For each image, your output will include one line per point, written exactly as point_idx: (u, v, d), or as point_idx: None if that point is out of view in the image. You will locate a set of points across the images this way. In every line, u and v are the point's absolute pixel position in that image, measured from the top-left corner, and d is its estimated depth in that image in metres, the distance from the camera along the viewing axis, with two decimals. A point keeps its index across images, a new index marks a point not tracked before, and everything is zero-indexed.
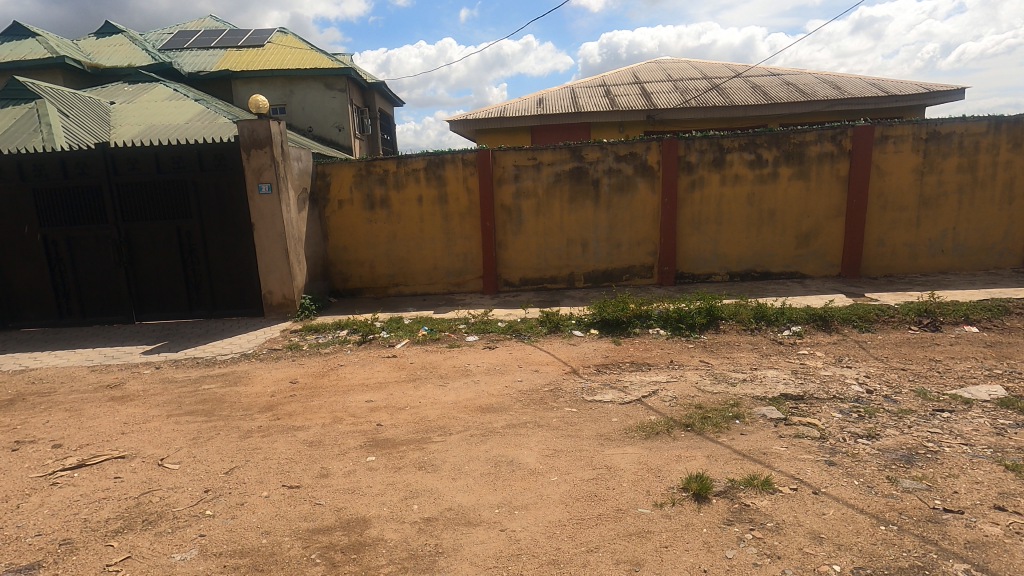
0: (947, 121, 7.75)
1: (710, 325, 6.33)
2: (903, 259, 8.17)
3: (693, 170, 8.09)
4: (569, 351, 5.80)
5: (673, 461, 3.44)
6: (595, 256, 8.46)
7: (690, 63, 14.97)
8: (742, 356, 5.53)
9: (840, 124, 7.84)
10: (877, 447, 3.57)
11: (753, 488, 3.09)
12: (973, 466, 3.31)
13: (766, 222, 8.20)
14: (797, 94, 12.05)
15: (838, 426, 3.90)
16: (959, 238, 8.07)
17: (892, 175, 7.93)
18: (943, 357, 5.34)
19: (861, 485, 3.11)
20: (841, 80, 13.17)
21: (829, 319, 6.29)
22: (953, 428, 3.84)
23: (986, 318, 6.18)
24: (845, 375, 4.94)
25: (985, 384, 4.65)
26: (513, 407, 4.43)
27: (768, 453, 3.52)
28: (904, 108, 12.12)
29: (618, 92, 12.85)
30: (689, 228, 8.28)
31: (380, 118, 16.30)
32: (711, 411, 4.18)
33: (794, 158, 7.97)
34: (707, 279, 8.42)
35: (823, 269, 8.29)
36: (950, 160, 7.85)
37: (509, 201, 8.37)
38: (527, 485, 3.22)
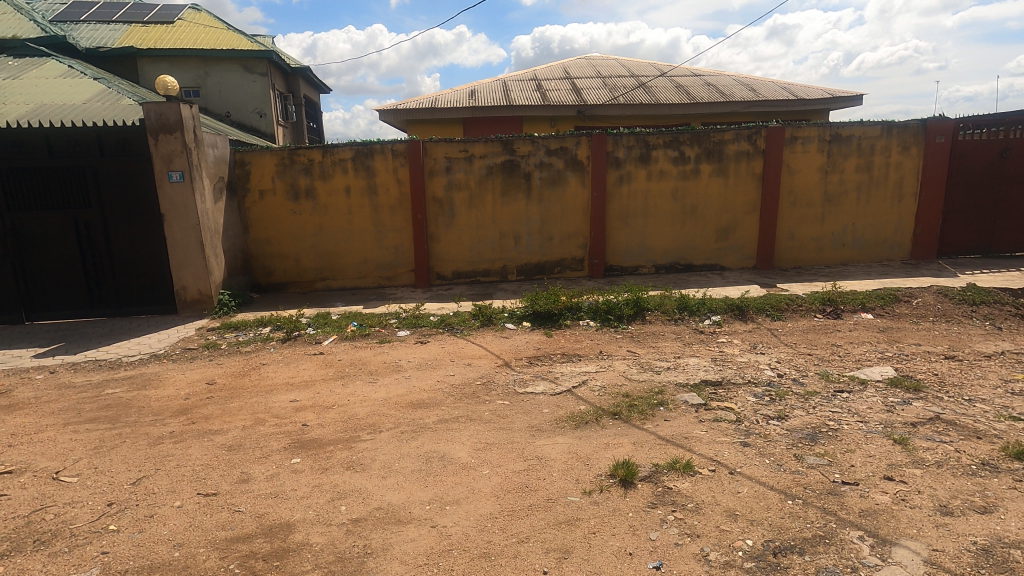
0: (847, 124, 8.39)
1: (637, 317, 6.56)
2: (810, 252, 8.80)
3: (621, 165, 8.32)
4: (501, 345, 5.81)
5: (601, 449, 3.53)
6: (527, 249, 8.53)
7: (617, 61, 15.36)
8: (666, 345, 5.77)
9: (755, 125, 8.32)
10: (786, 427, 3.84)
11: (675, 471, 3.24)
12: (867, 441, 3.63)
13: (689, 216, 8.58)
14: (716, 94, 12.66)
15: (752, 409, 4.16)
16: (857, 232, 8.79)
17: (801, 174, 8.51)
18: (843, 342, 5.82)
19: (772, 464, 3.33)
20: (756, 83, 13.97)
21: (745, 309, 6.67)
22: (851, 407, 4.20)
23: (879, 306, 6.77)
24: (759, 361, 5.27)
25: (878, 366, 5.12)
26: (446, 402, 4.39)
27: (690, 437, 3.69)
28: (810, 111, 13.03)
29: (549, 86, 12.98)
30: (618, 222, 8.52)
31: (305, 105, 15.63)
32: (637, 399, 4.33)
33: (714, 156, 8.37)
34: (634, 271, 8.71)
35: (740, 261, 8.78)
36: (850, 160, 8.52)
37: (441, 193, 8.26)
38: (459, 480, 3.20)
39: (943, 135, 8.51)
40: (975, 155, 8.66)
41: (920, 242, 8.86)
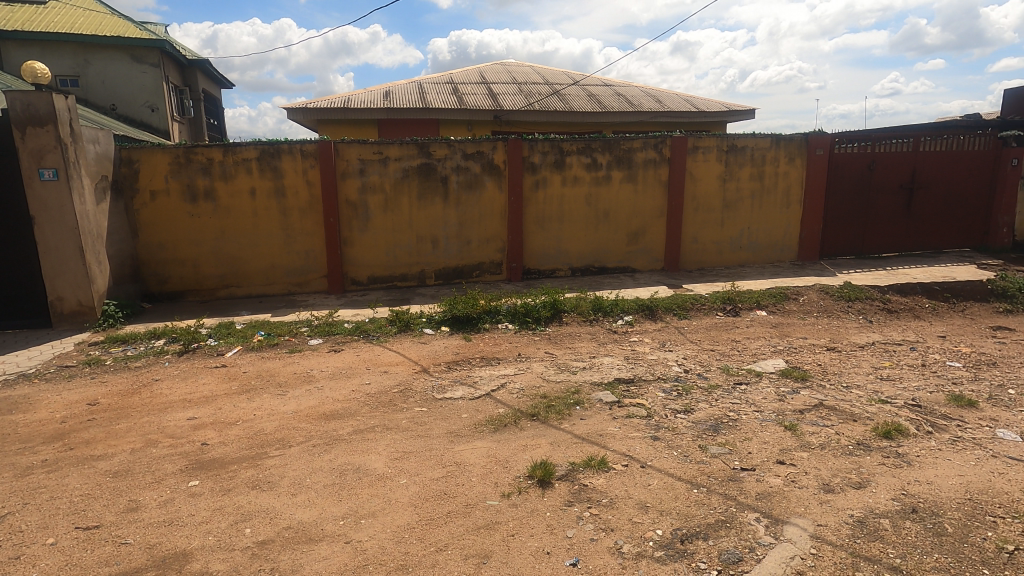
0: (742, 136, 9.06)
1: (554, 318, 6.70)
2: (711, 254, 9.42)
3: (537, 170, 8.48)
4: (419, 350, 5.72)
5: (519, 451, 3.57)
6: (445, 253, 8.47)
7: (533, 68, 15.66)
8: (582, 345, 5.95)
9: (661, 134, 8.78)
10: (692, 420, 4.07)
11: (591, 469, 3.34)
12: (762, 429, 3.93)
13: (602, 221, 8.90)
14: (626, 104, 13.25)
15: (661, 404, 4.37)
16: (752, 236, 9.52)
17: (703, 181, 9.08)
18: (741, 337, 6.27)
19: (679, 455, 3.52)
20: (661, 94, 14.77)
21: (655, 309, 7.00)
22: (749, 398, 4.53)
23: (772, 303, 7.36)
24: (668, 358, 5.56)
25: (771, 359, 5.57)
26: (361, 411, 4.25)
27: (604, 434, 3.82)
28: (710, 123, 13.97)
29: (466, 90, 12.99)
30: (534, 226, 8.67)
31: (204, 100, 14.58)
32: (554, 400, 4.42)
33: (624, 163, 8.74)
34: (551, 274, 8.90)
35: (649, 263, 9.23)
36: (745, 169, 9.21)
37: (354, 196, 8.01)
38: (374, 492, 3.11)
39: (822, 148, 9.41)
40: (848, 166, 9.67)
41: (805, 245, 9.73)
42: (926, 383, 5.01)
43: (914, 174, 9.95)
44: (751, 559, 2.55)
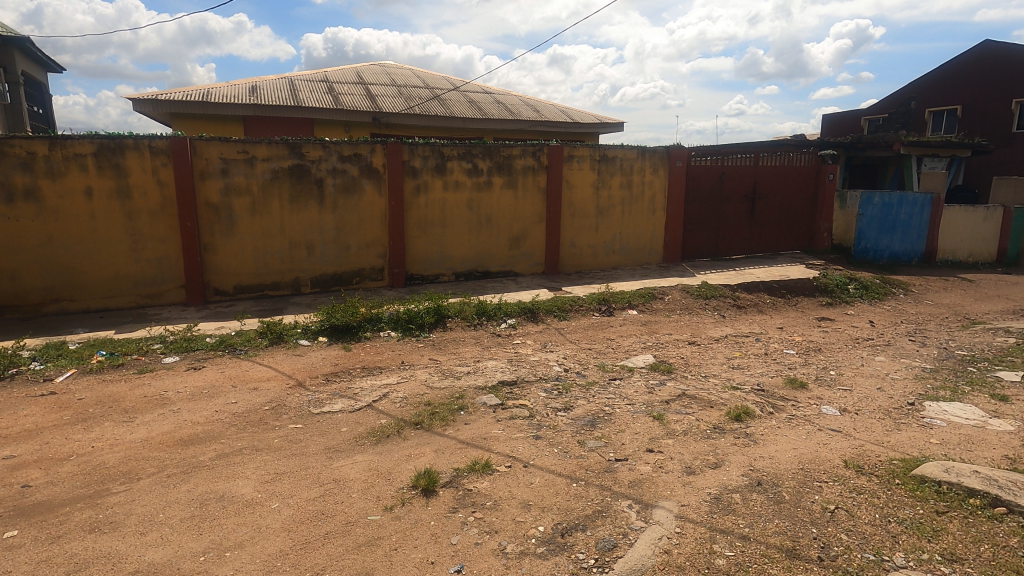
0: (612, 147, 9.67)
1: (438, 324, 6.65)
2: (587, 258, 9.94)
3: (417, 175, 8.38)
4: (294, 363, 5.37)
5: (403, 462, 3.49)
6: (322, 260, 8.05)
7: (412, 71, 15.46)
8: (466, 350, 5.97)
9: (538, 143, 9.10)
10: (571, 416, 4.26)
11: (475, 473, 3.35)
12: (634, 420, 4.21)
13: (484, 226, 9.01)
14: (505, 112, 13.57)
15: (543, 404, 4.52)
16: (623, 241, 10.19)
17: (578, 188, 9.55)
18: (615, 336, 6.69)
19: (559, 452, 3.65)
20: (539, 104, 15.32)
21: (536, 311, 7.22)
22: (622, 392, 4.84)
23: (641, 303, 7.92)
24: (549, 358, 5.76)
25: (641, 354, 6.00)
26: (226, 433, 3.89)
27: (488, 437, 3.86)
28: (584, 133, 14.77)
29: (342, 89, 12.48)
30: (416, 231, 8.56)
31: (24, 84, 12.51)
32: (439, 407, 4.38)
33: (504, 169, 8.93)
34: (434, 280, 8.83)
35: (530, 267, 9.51)
36: (615, 177, 9.84)
37: (216, 198, 7.34)
38: (242, 520, 2.86)
39: (681, 160, 10.32)
40: (702, 177, 10.71)
41: (669, 248, 10.62)
42: (768, 369, 5.70)
43: (756, 185, 11.29)
44: (625, 544, 2.71)
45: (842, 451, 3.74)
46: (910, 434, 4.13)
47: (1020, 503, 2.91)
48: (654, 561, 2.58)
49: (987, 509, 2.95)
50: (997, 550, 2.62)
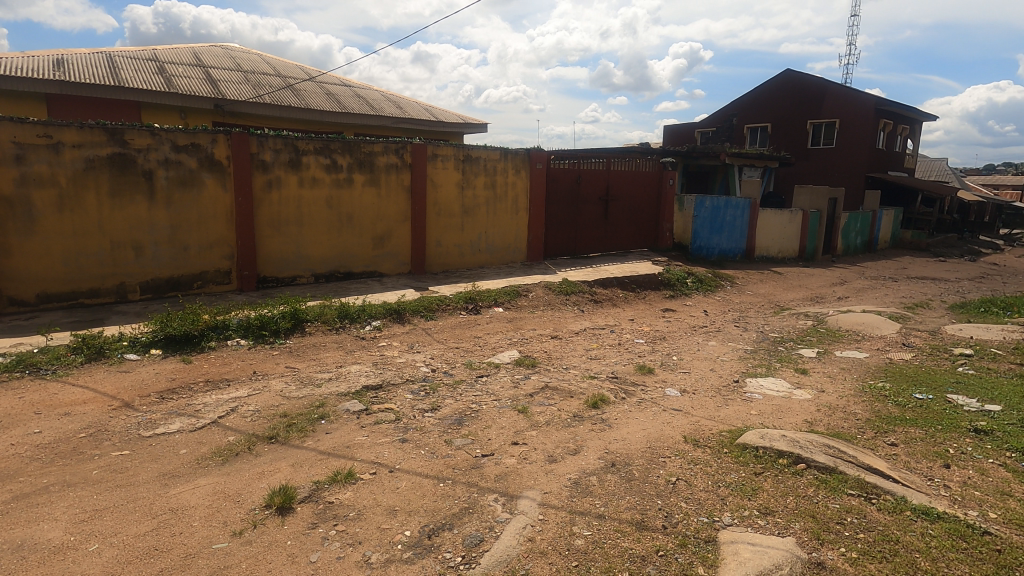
0: (476, 147, 9.79)
1: (295, 329, 6.23)
2: (454, 257, 9.96)
3: (268, 169, 7.76)
4: (120, 381, 4.68)
5: (255, 480, 3.21)
6: (154, 262, 7.12)
7: (261, 56, 14.28)
8: (328, 355, 5.67)
9: (401, 140, 8.91)
10: (438, 416, 4.24)
11: (337, 483, 3.20)
12: (499, 415, 4.31)
13: (345, 225, 8.62)
14: (366, 107, 13.12)
15: (410, 406, 4.44)
16: (489, 240, 10.38)
17: (443, 188, 9.52)
18: (482, 333, 6.80)
19: (426, 453, 3.62)
20: (402, 101, 15.04)
21: (402, 312, 7.06)
22: (489, 388, 4.94)
23: (506, 300, 8.14)
24: (416, 359, 5.68)
25: (507, 350, 6.16)
26: (27, 470, 3.28)
27: (351, 445, 3.70)
28: (448, 133, 14.81)
29: (175, 71, 11.14)
30: (269, 230, 7.94)
31: None
32: (296, 417, 4.10)
33: (366, 167, 8.62)
34: (291, 282, 8.26)
35: (396, 267, 9.30)
36: (480, 177, 9.98)
37: (9, 190, 6.14)
38: (49, 570, 2.43)
39: (541, 163, 10.76)
40: (561, 179, 11.29)
41: (532, 247, 11.03)
42: (621, 358, 6.18)
43: (608, 188, 12.16)
44: (491, 537, 2.76)
45: (682, 428, 4.18)
46: (735, 407, 4.75)
47: (815, 458, 3.48)
48: (518, 551, 2.66)
49: (792, 466, 3.48)
50: (799, 500, 3.11)
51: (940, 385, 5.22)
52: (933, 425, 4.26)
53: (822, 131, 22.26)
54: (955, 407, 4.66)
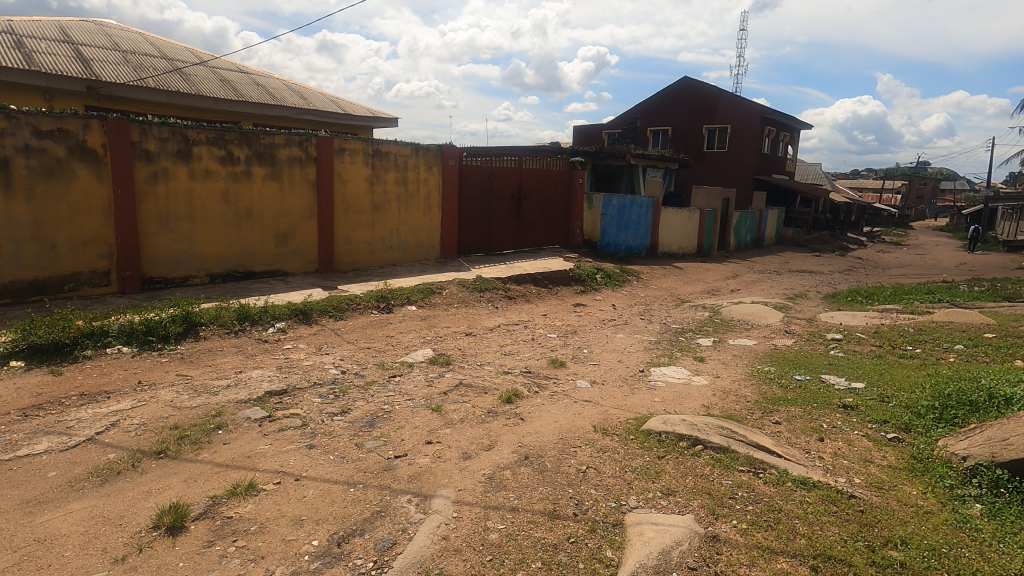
0: (385, 142, 9.53)
1: (188, 333, 5.75)
2: (364, 255, 9.65)
3: (153, 160, 7.11)
4: None
5: (141, 500, 2.93)
6: (13, 262, 6.27)
7: (142, 35, 13.00)
8: (226, 360, 5.29)
9: (305, 132, 8.49)
10: (348, 420, 4.10)
11: (236, 497, 3.00)
12: (413, 415, 4.24)
13: (243, 221, 8.08)
14: (266, 96, 12.38)
15: (317, 410, 4.25)
16: (401, 237, 10.16)
17: (351, 183, 9.19)
18: (394, 332, 6.65)
19: (335, 458, 3.49)
20: (305, 90, 14.34)
21: (309, 312, 6.73)
22: (402, 388, 4.84)
23: (420, 298, 8.01)
24: (324, 362, 5.45)
25: (421, 349, 6.08)
26: None
27: (252, 455, 3.48)
28: (356, 126, 14.35)
29: (37, 46, 9.86)
30: (154, 226, 7.27)
31: None
32: (189, 429, 3.79)
33: (266, 159, 8.12)
34: (182, 283, 7.62)
35: (301, 266, 8.85)
36: (390, 173, 9.73)
37: None
38: None
39: (453, 159, 10.71)
40: (473, 176, 11.30)
41: (445, 244, 10.94)
42: (534, 353, 6.30)
43: (520, 186, 12.32)
44: (404, 539, 2.71)
45: (592, 418, 4.34)
46: (641, 396, 5.00)
47: (710, 439, 3.74)
48: (432, 550, 2.63)
49: (691, 448, 3.72)
50: (697, 478, 3.33)
51: (816, 367, 5.82)
52: (810, 403, 4.74)
53: (716, 135, 23.91)
54: (827, 387, 5.22)
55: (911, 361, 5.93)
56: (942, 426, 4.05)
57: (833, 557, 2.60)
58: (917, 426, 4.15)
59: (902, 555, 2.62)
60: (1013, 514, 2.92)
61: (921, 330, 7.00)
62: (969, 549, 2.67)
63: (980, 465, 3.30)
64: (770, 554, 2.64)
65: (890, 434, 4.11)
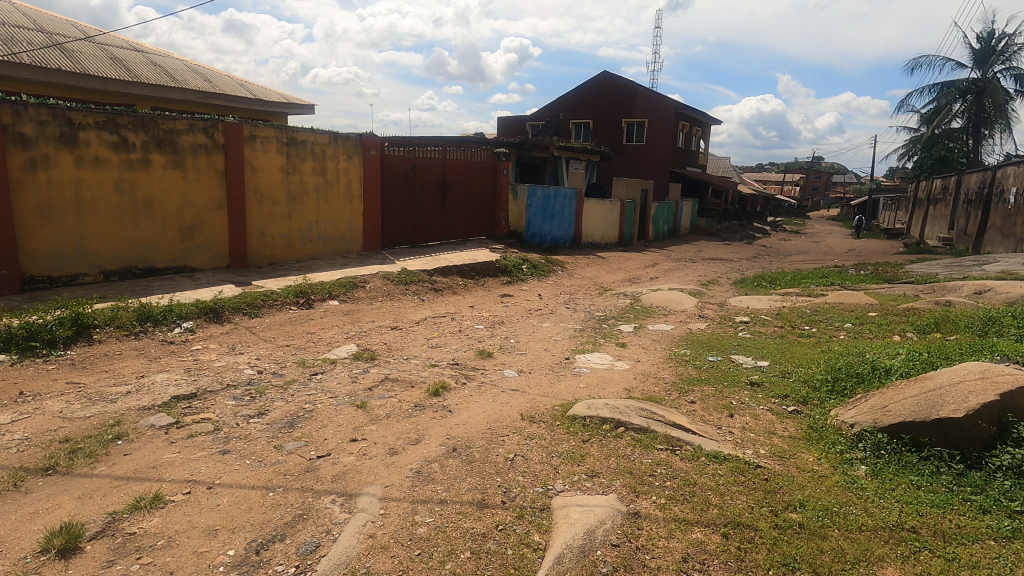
0: (301, 129, 9.09)
1: (79, 337, 5.24)
2: (281, 248, 9.18)
3: (31, 145, 6.38)
4: None
5: (25, 523, 2.65)
6: None
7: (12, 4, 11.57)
8: (126, 365, 4.87)
9: (210, 117, 7.93)
10: (266, 421, 3.91)
11: (140, 511, 2.78)
12: (336, 413, 4.10)
13: (142, 213, 7.44)
14: (165, 78, 11.47)
15: (231, 413, 4.02)
16: (320, 229, 9.75)
17: (263, 172, 8.70)
18: (315, 329, 6.39)
19: (252, 463, 3.31)
20: (210, 72, 13.41)
21: (220, 310, 6.32)
22: (324, 386, 4.68)
23: (342, 292, 7.75)
24: (239, 362, 5.15)
25: (344, 345, 5.89)
26: None
27: (158, 465, 3.24)
28: (267, 112, 13.64)
29: None
30: (35, 219, 6.54)
31: None
32: (82, 441, 3.46)
33: (166, 146, 7.51)
34: (71, 282, 6.92)
35: (211, 261, 8.29)
36: (307, 162, 9.30)
37: None
38: None
39: (375, 148, 10.39)
40: (395, 166, 11.03)
41: (368, 236, 10.62)
42: (461, 344, 6.29)
43: (445, 176, 12.19)
44: (328, 541, 2.62)
45: (519, 407, 4.40)
46: (566, 382, 5.14)
47: (631, 421, 3.90)
48: (358, 549, 2.57)
49: (613, 430, 3.86)
50: (619, 459, 3.47)
51: (726, 348, 6.22)
52: (721, 382, 5.07)
53: (635, 129, 24.80)
54: (736, 366, 5.59)
55: (808, 339, 6.47)
56: (835, 398, 4.45)
57: (742, 524, 2.79)
58: (814, 398, 4.55)
59: (801, 516, 2.87)
60: (891, 472, 3.28)
61: (817, 311, 7.66)
62: (856, 506, 2.96)
63: (865, 430, 3.67)
64: (686, 525, 2.80)
65: (790, 407, 4.47)
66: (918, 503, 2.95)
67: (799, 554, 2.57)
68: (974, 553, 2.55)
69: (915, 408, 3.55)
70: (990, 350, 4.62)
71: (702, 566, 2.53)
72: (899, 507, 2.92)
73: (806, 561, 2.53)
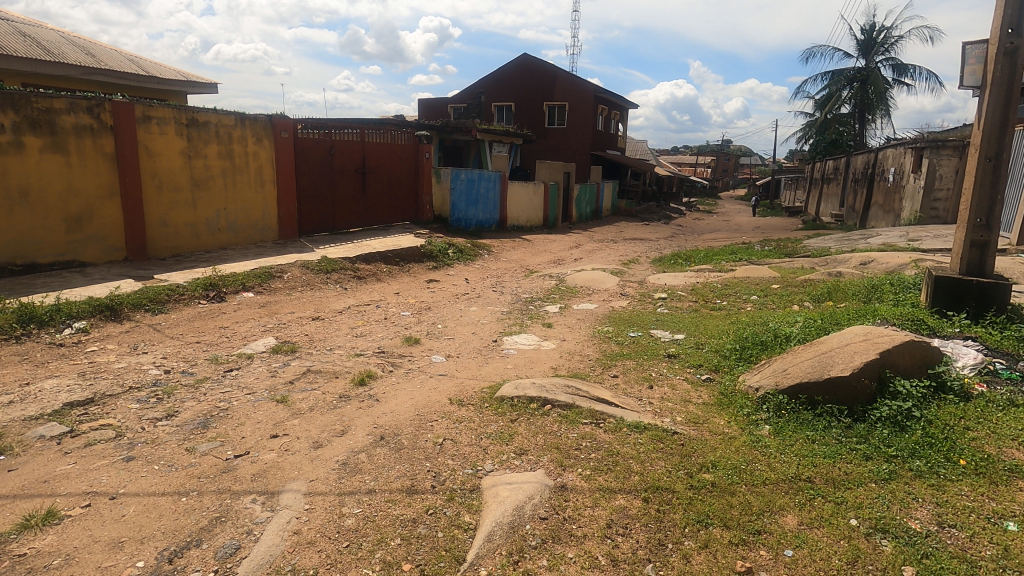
0: (202, 110, 8.45)
1: None
2: (186, 238, 8.54)
3: None
4: None
5: None
6: None
7: None
8: (8, 372, 4.38)
9: (94, 96, 7.20)
10: (176, 423, 3.66)
11: (30, 530, 2.53)
12: (254, 410, 3.92)
13: (19, 203, 6.67)
14: (39, 51, 10.28)
15: (135, 417, 3.73)
16: (230, 217, 9.16)
17: (162, 156, 8.03)
18: (229, 323, 6.04)
19: (162, 468, 3.10)
20: (92, 45, 12.13)
21: (118, 308, 5.81)
22: (240, 382, 4.45)
23: (258, 284, 7.35)
24: (142, 362, 4.78)
25: (262, 338, 5.61)
26: None
27: (51, 478, 2.96)
28: (162, 92, 12.60)
29: None
30: None
31: None
32: None
33: (43, 127, 6.75)
34: None
35: (105, 254, 7.57)
36: (211, 146, 8.67)
37: None
38: None
39: (286, 131, 9.87)
40: (310, 150, 10.53)
41: (284, 223, 10.10)
42: (387, 332, 6.17)
43: (364, 160, 11.79)
44: (249, 542, 2.52)
45: (447, 391, 4.39)
46: (494, 364, 5.19)
47: (557, 398, 4.00)
48: (282, 547, 2.49)
49: (540, 408, 3.95)
50: (546, 436, 3.56)
51: (646, 323, 6.52)
52: (641, 356, 5.32)
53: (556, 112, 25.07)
54: (656, 340, 5.88)
55: (719, 312, 6.91)
56: (742, 364, 4.80)
57: (660, 487, 2.96)
58: (724, 365, 4.88)
59: (713, 476, 3.08)
60: (790, 429, 3.58)
61: (726, 285, 8.18)
62: (760, 462, 3.22)
63: (768, 393, 3.98)
64: (610, 493, 2.94)
65: (703, 375, 4.77)
66: (812, 455, 3.26)
67: (712, 510, 2.76)
68: (858, 495, 2.86)
69: (810, 369, 3.89)
70: (873, 314, 5.15)
71: (624, 530, 2.66)
72: (797, 460, 3.21)
73: (718, 516, 2.72)
